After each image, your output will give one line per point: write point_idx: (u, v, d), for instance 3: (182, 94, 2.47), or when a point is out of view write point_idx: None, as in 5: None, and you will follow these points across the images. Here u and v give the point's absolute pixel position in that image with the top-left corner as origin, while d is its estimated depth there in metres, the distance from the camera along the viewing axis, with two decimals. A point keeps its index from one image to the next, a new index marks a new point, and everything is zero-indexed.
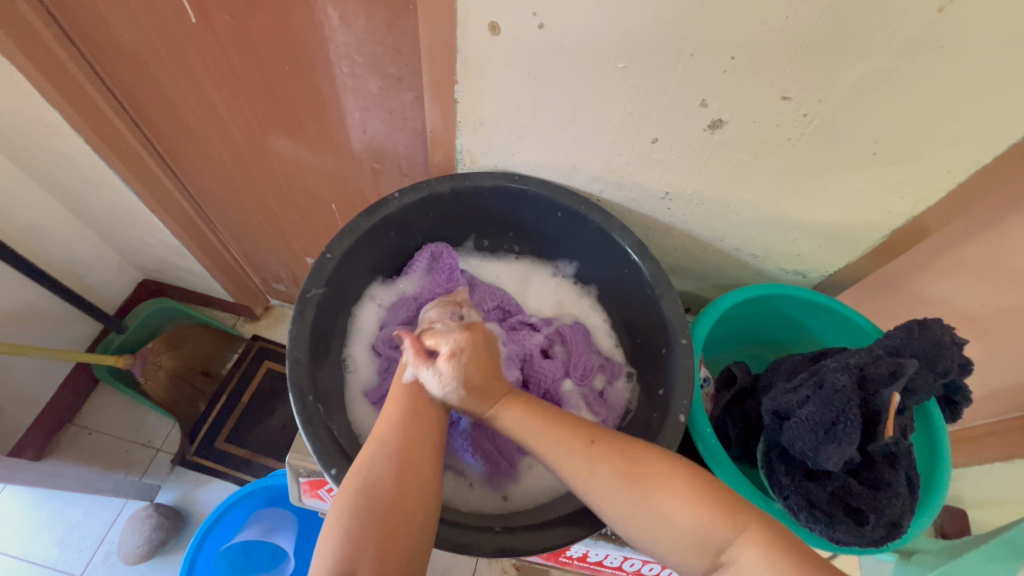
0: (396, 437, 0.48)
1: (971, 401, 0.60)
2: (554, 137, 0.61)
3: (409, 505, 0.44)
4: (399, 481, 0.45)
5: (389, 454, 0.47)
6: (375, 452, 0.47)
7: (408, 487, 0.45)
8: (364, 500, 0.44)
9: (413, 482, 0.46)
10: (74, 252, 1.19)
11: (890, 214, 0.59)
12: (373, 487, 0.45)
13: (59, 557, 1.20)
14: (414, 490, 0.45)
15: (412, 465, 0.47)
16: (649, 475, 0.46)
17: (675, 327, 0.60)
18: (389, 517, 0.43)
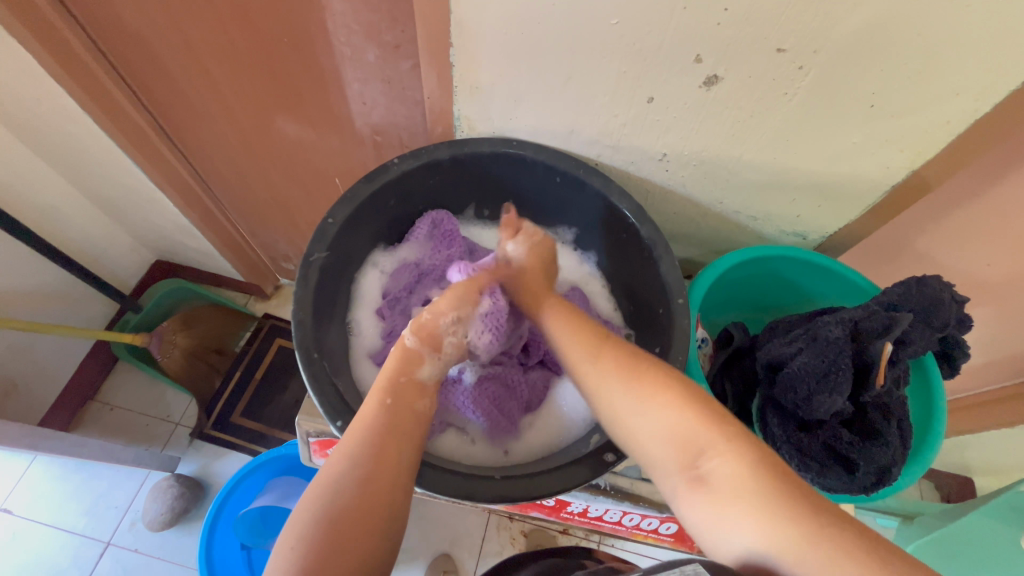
0: (367, 455, 0.46)
1: (969, 356, 0.60)
2: (550, 99, 0.61)
3: (365, 532, 0.43)
4: (360, 508, 0.43)
5: (352, 473, 0.45)
6: (342, 469, 0.45)
7: (367, 515, 0.43)
8: (319, 531, 0.42)
9: (377, 507, 0.44)
10: (88, 233, 1.22)
11: (889, 169, 0.59)
12: (331, 517, 0.43)
13: (88, 525, 1.26)
14: (370, 523, 0.43)
15: (380, 481, 0.45)
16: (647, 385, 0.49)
17: (672, 287, 0.61)
18: (342, 545, 0.42)
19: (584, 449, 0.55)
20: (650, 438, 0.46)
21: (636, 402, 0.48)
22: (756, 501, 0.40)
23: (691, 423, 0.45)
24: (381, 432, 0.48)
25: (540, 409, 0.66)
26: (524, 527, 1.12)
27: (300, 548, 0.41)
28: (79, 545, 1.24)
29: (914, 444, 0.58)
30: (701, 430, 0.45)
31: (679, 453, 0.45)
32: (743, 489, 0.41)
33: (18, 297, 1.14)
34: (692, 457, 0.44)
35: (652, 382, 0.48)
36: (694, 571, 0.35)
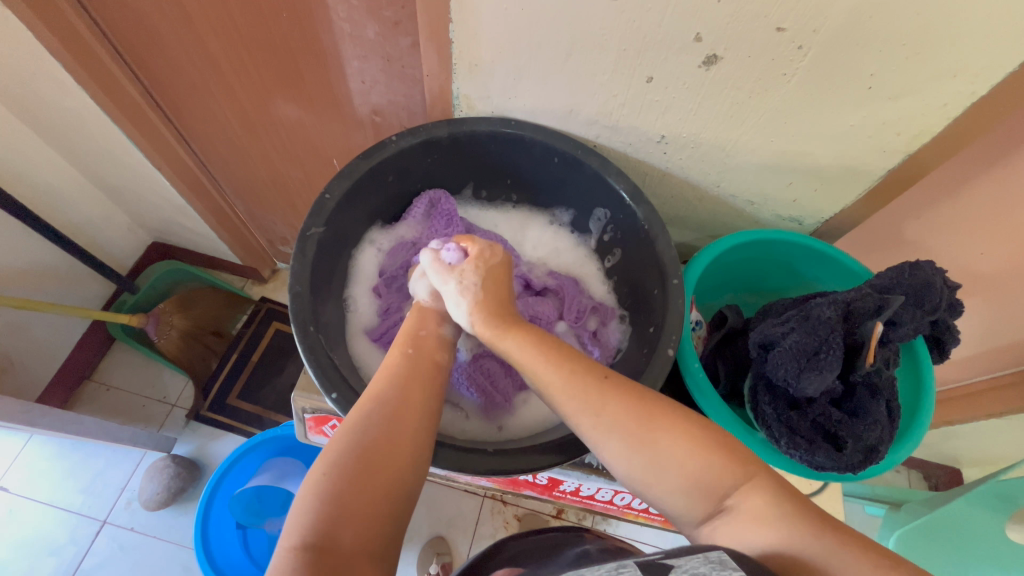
0: (392, 397, 0.49)
1: (959, 341, 0.61)
2: (549, 78, 0.61)
3: (391, 471, 0.44)
4: (384, 448, 0.45)
5: (378, 413, 0.47)
6: (370, 411, 0.47)
7: (393, 456, 0.45)
8: (348, 463, 0.43)
9: (403, 448, 0.46)
10: (84, 212, 1.21)
11: (885, 153, 0.60)
12: (360, 452, 0.44)
13: (84, 503, 1.26)
14: (394, 464, 0.45)
15: (402, 423, 0.47)
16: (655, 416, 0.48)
17: (668, 268, 0.61)
18: (371, 480, 0.43)
19: (577, 425, 0.55)
20: (671, 489, 0.46)
21: (648, 433, 0.47)
22: (782, 527, 0.41)
23: (716, 467, 0.45)
24: (405, 377, 0.52)
25: (535, 388, 0.65)
26: (518, 510, 1.13)
27: (327, 481, 0.42)
28: (76, 522, 1.25)
29: (902, 426, 0.58)
30: (721, 477, 0.45)
31: (702, 502, 0.45)
32: (768, 516, 0.43)
33: (13, 275, 1.13)
34: (717, 500, 0.45)
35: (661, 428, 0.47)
36: (718, 557, 0.38)
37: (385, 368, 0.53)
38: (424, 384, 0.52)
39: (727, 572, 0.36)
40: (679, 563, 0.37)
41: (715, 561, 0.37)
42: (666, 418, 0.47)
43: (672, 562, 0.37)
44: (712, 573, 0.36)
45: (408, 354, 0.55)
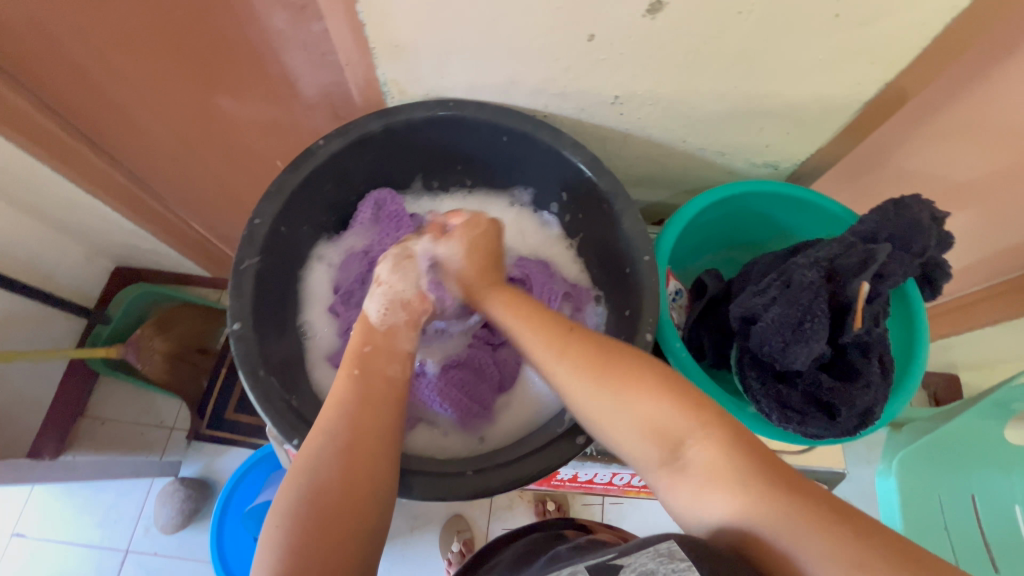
0: (343, 428, 0.45)
1: (950, 276, 0.58)
2: (480, 51, 0.54)
3: (351, 513, 0.42)
4: (343, 493, 0.42)
5: (331, 455, 0.44)
6: (320, 448, 0.44)
7: (352, 492, 0.42)
8: (302, 518, 0.41)
9: (361, 485, 0.43)
10: (33, 248, 1.07)
11: (861, 84, 0.54)
12: (315, 494, 0.42)
13: (104, 537, 1.26)
14: (355, 505, 0.42)
15: (356, 454, 0.44)
16: (618, 372, 0.45)
17: (639, 243, 0.57)
18: (330, 530, 0.40)
19: (560, 427, 0.53)
20: (629, 433, 0.43)
21: (613, 402, 0.44)
22: (739, 490, 0.37)
23: (670, 410, 0.42)
24: (356, 404, 0.47)
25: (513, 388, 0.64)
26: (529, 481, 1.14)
27: (285, 539, 0.40)
28: (99, 556, 1.24)
29: (897, 375, 0.57)
30: (680, 421, 0.41)
31: (658, 447, 0.42)
32: (723, 473, 0.39)
33: None
34: (671, 449, 0.41)
35: (632, 377, 0.44)
36: (668, 548, 0.35)
37: (332, 396, 0.48)
38: (380, 405, 0.48)
39: (674, 565, 0.33)
40: (629, 561, 0.36)
41: (664, 555, 0.35)
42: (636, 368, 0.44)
43: (625, 560, 0.37)
44: (659, 570, 0.34)
45: (354, 378, 0.49)
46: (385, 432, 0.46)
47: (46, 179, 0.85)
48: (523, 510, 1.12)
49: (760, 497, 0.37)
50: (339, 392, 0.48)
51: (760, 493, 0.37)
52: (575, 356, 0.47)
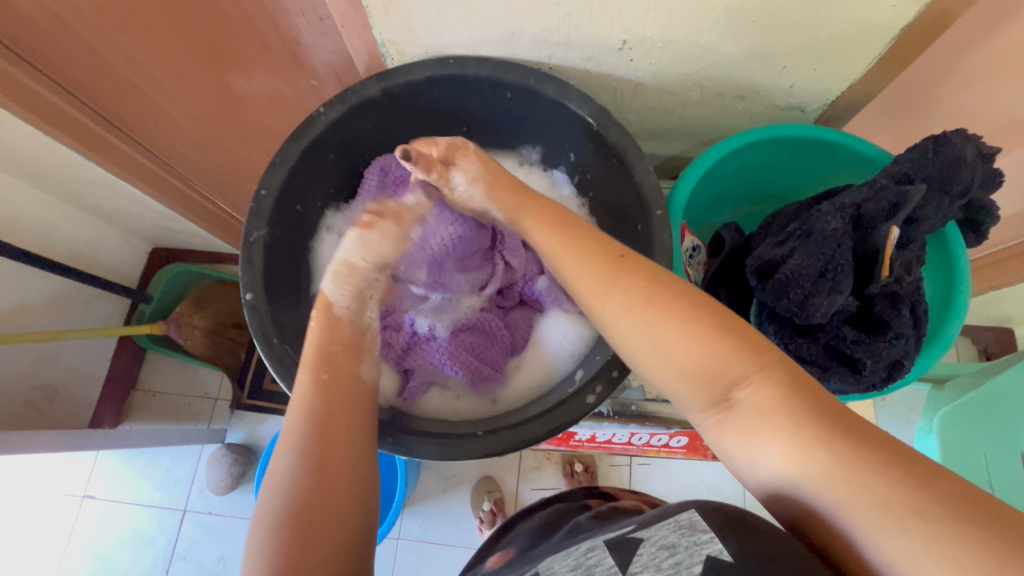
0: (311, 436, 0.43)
1: (999, 219, 0.53)
2: (474, 2, 0.51)
3: (333, 513, 0.41)
4: (324, 501, 0.41)
5: (307, 461, 0.42)
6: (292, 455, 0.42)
7: (332, 495, 0.42)
8: (291, 523, 0.40)
9: (342, 492, 0.42)
10: (72, 233, 1.11)
11: (895, 9, 0.49)
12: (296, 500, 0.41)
13: (162, 498, 1.33)
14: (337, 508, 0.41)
15: (335, 457, 0.43)
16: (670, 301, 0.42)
17: (650, 198, 0.54)
18: (315, 532, 0.40)
19: (570, 387, 0.53)
20: (670, 373, 0.41)
21: (644, 322, 0.42)
22: (794, 439, 0.35)
23: (725, 355, 0.39)
24: (321, 416, 0.45)
25: (525, 350, 0.65)
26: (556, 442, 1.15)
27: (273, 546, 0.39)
28: (160, 515, 1.32)
29: (932, 328, 0.53)
30: (733, 362, 0.39)
31: (706, 389, 0.40)
32: (773, 414, 0.37)
33: (28, 311, 1.10)
34: (721, 390, 0.39)
35: (678, 308, 0.42)
36: (688, 520, 0.36)
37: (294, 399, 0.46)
38: (351, 412, 0.47)
39: (696, 537, 0.34)
40: (649, 534, 0.37)
41: (684, 526, 0.36)
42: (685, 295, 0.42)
43: (644, 534, 0.38)
44: (681, 543, 0.35)
45: (321, 382, 0.47)
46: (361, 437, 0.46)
47: (73, 163, 0.87)
48: (552, 470, 1.13)
49: (817, 454, 0.35)
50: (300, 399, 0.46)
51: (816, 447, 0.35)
52: (629, 287, 0.43)
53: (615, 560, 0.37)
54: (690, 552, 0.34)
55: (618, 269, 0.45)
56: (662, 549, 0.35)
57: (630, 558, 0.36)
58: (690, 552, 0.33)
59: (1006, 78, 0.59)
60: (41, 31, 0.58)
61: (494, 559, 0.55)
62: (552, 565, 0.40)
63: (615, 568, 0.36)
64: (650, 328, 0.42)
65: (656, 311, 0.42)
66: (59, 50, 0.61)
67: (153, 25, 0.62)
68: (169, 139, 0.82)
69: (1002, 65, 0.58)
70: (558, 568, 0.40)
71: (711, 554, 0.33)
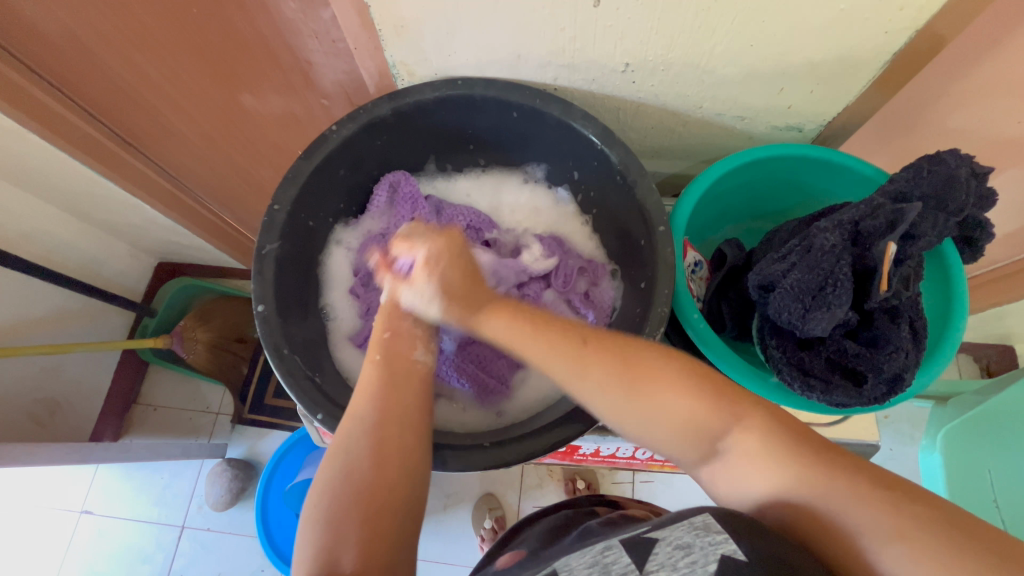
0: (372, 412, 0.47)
1: (994, 236, 0.54)
2: (483, 27, 0.53)
3: (386, 491, 0.44)
4: (380, 482, 0.44)
5: (365, 440, 0.45)
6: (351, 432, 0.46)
7: (387, 475, 0.44)
8: (344, 500, 0.43)
9: (395, 467, 0.45)
10: (80, 246, 1.12)
11: (887, 34, 0.51)
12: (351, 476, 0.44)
13: (160, 513, 1.31)
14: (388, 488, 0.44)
15: (390, 435, 0.46)
16: (647, 381, 0.43)
17: (653, 214, 0.56)
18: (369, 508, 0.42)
19: (576, 399, 0.54)
20: (661, 435, 0.43)
21: (625, 400, 0.43)
22: (782, 467, 0.39)
23: (700, 408, 0.42)
24: (377, 399, 0.48)
25: (530, 364, 0.65)
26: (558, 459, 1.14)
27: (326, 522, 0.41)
28: (158, 531, 1.30)
29: (933, 342, 0.54)
30: (711, 417, 0.41)
31: (692, 445, 0.42)
32: (762, 454, 0.40)
33: (34, 323, 1.11)
34: (709, 443, 0.42)
35: (653, 382, 0.43)
36: (703, 521, 0.37)
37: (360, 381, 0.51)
38: (408, 391, 0.50)
39: (711, 538, 0.35)
40: (664, 534, 0.38)
41: (699, 527, 0.37)
42: (659, 372, 0.43)
43: (659, 534, 0.39)
44: (696, 543, 0.36)
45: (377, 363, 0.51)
46: (413, 419, 0.48)
47: (84, 178, 0.88)
48: (554, 488, 1.12)
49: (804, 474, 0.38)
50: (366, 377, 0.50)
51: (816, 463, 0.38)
52: (601, 378, 0.44)
53: (632, 559, 0.37)
54: (706, 552, 0.34)
55: (581, 368, 0.44)
56: (678, 549, 0.36)
57: (646, 558, 0.37)
58: (705, 552, 0.34)
59: (996, 100, 0.61)
60: (65, 50, 0.60)
61: (505, 557, 0.57)
62: (569, 562, 0.41)
63: (632, 566, 0.37)
64: (636, 411, 0.43)
65: (636, 398, 0.43)
66: (82, 67, 0.63)
67: (172, 45, 0.64)
68: (181, 155, 0.84)
69: (992, 88, 0.60)
70: (575, 564, 0.40)
71: (726, 554, 0.34)
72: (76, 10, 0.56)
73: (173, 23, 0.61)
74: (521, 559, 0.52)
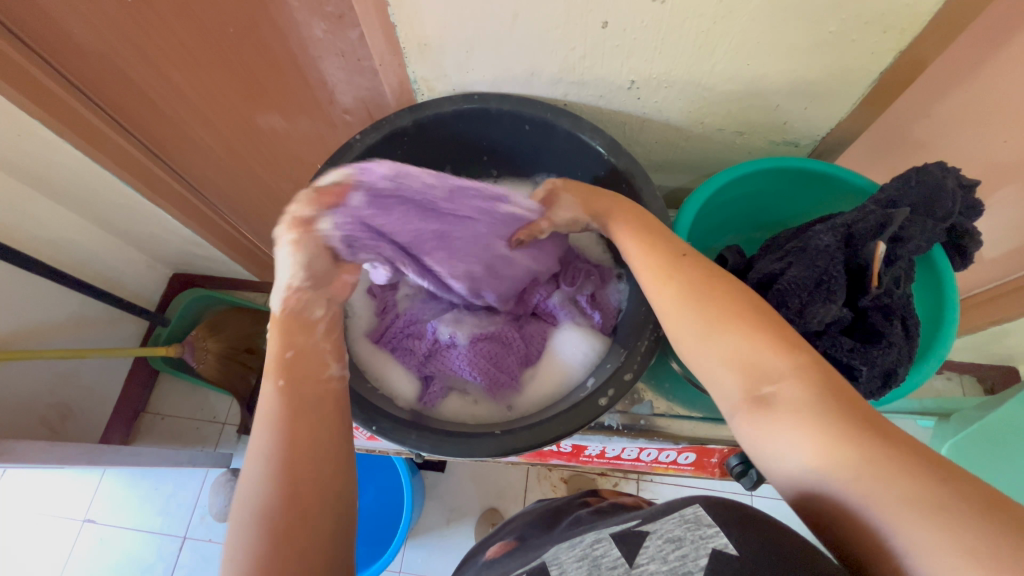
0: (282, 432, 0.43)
1: (981, 242, 0.57)
2: (499, 46, 0.58)
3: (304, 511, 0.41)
4: (295, 504, 0.41)
5: (274, 472, 0.42)
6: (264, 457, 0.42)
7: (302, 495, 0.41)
8: (262, 543, 0.39)
9: (314, 501, 0.41)
10: (101, 256, 1.14)
11: (874, 55, 0.55)
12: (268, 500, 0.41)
13: (164, 524, 1.26)
14: (307, 510, 0.41)
15: (303, 453, 0.43)
16: (716, 307, 0.43)
17: (657, 219, 0.59)
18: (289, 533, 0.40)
19: (583, 391, 0.56)
20: (713, 366, 0.42)
21: (700, 330, 0.44)
22: (820, 433, 0.36)
23: (763, 346, 0.41)
24: (287, 418, 0.44)
25: (539, 362, 0.69)
26: (563, 474, 1.14)
27: (246, 546, 0.39)
28: (158, 541, 1.25)
29: (926, 342, 0.56)
30: (769, 357, 0.40)
31: (742, 377, 0.41)
32: (803, 411, 0.38)
33: (51, 329, 1.11)
34: (757, 384, 0.40)
35: (727, 306, 0.43)
36: (694, 515, 0.38)
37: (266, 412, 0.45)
38: (315, 415, 0.45)
39: (703, 531, 0.36)
40: (653, 529, 0.39)
41: (690, 521, 0.38)
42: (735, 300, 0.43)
43: (649, 529, 0.40)
44: (687, 536, 0.36)
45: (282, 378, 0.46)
46: (328, 432, 0.45)
47: (110, 186, 0.90)
48: None
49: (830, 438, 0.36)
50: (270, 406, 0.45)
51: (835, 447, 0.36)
52: (684, 281, 0.46)
53: (621, 551, 0.38)
54: (696, 545, 0.35)
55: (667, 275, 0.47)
56: (668, 543, 0.37)
57: (637, 550, 0.38)
58: (696, 546, 0.35)
59: (978, 121, 0.65)
60: (110, 58, 0.63)
61: (495, 546, 0.58)
62: (559, 556, 0.42)
63: (621, 560, 0.37)
64: (698, 326, 0.44)
65: (706, 316, 0.43)
66: (124, 76, 0.67)
67: (207, 64, 0.68)
68: (207, 164, 0.87)
69: (973, 109, 0.64)
70: (564, 558, 0.42)
71: (716, 548, 0.34)
72: (123, 27, 0.60)
73: (208, 42, 0.65)
74: (512, 548, 0.54)
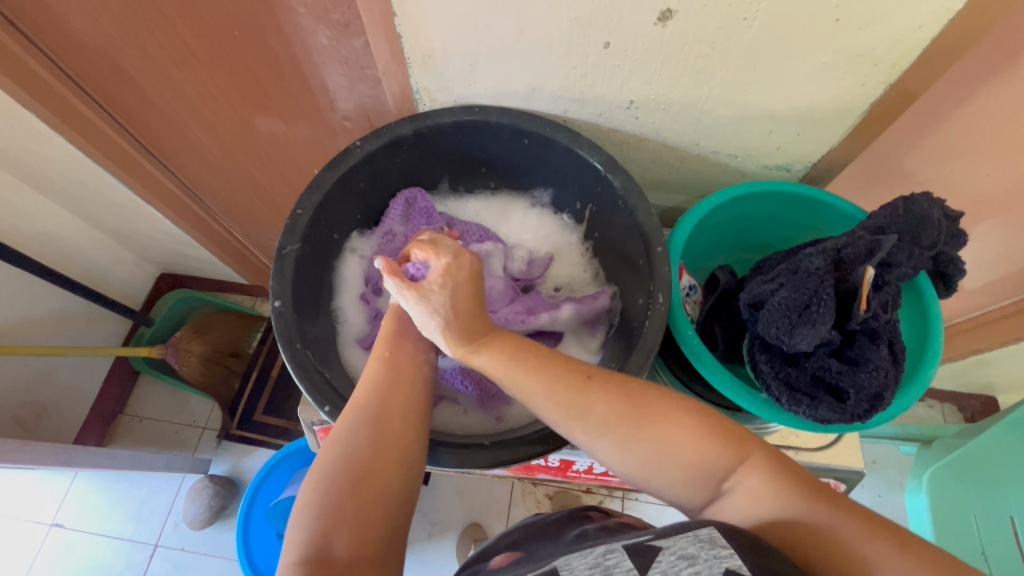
0: (377, 405, 0.49)
1: (965, 271, 0.58)
2: (502, 61, 0.59)
3: (380, 481, 0.45)
4: (375, 460, 0.45)
5: (363, 424, 0.47)
6: (353, 419, 0.47)
7: (383, 465, 0.46)
8: (336, 485, 0.44)
9: (389, 464, 0.46)
10: (86, 252, 1.11)
11: (865, 86, 0.57)
12: (349, 461, 0.45)
13: (135, 530, 1.22)
14: (395, 443, 0.47)
15: (391, 416, 0.48)
16: (652, 414, 0.45)
17: (651, 236, 0.60)
18: (364, 496, 0.44)
19: None
20: (665, 426, 0.45)
21: (636, 436, 0.45)
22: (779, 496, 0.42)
23: (709, 452, 0.44)
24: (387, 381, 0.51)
25: None
26: (549, 490, 1.13)
27: (321, 491, 0.44)
28: (128, 549, 1.20)
29: (911, 368, 0.57)
30: (721, 458, 0.44)
31: (699, 485, 0.44)
32: (767, 496, 0.42)
33: (30, 325, 1.08)
34: (714, 483, 0.44)
35: (661, 409, 0.45)
36: (709, 535, 0.38)
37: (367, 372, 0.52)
38: (409, 385, 0.51)
39: (716, 552, 0.36)
40: (668, 543, 0.38)
41: (704, 540, 0.37)
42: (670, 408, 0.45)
43: (662, 543, 0.39)
44: (700, 555, 0.36)
45: (385, 358, 0.53)
46: (416, 404, 0.51)
47: (101, 180, 0.89)
48: None
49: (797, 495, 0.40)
50: (373, 369, 0.52)
51: (796, 508, 0.41)
52: (605, 414, 0.46)
53: (633, 563, 0.37)
54: (711, 565, 0.35)
55: (586, 403, 0.46)
56: (682, 559, 0.36)
57: (649, 564, 0.37)
58: (710, 564, 0.35)
59: (960, 155, 0.67)
60: (109, 47, 0.63)
61: (496, 557, 0.57)
62: (569, 562, 0.41)
63: (633, 571, 0.37)
64: (637, 448, 0.45)
65: (644, 424, 0.45)
66: (121, 67, 0.66)
67: (210, 67, 0.67)
68: (202, 163, 0.86)
69: (958, 145, 0.66)
70: (575, 565, 0.40)
71: (731, 568, 0.35)
72: (124, 22, 0.59)
73: (212, 46, 0.64)
74: (516, 559, 0.53)
